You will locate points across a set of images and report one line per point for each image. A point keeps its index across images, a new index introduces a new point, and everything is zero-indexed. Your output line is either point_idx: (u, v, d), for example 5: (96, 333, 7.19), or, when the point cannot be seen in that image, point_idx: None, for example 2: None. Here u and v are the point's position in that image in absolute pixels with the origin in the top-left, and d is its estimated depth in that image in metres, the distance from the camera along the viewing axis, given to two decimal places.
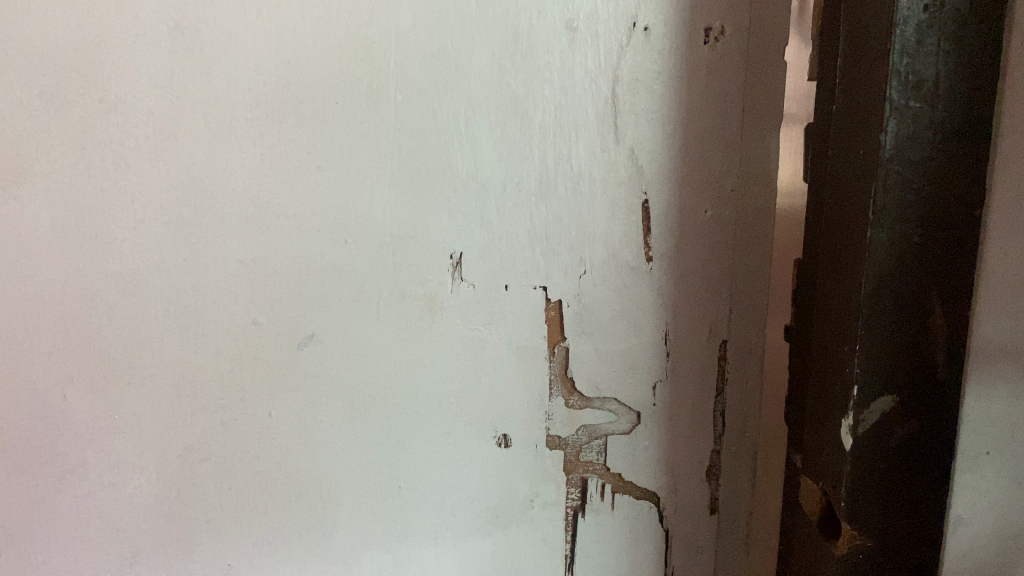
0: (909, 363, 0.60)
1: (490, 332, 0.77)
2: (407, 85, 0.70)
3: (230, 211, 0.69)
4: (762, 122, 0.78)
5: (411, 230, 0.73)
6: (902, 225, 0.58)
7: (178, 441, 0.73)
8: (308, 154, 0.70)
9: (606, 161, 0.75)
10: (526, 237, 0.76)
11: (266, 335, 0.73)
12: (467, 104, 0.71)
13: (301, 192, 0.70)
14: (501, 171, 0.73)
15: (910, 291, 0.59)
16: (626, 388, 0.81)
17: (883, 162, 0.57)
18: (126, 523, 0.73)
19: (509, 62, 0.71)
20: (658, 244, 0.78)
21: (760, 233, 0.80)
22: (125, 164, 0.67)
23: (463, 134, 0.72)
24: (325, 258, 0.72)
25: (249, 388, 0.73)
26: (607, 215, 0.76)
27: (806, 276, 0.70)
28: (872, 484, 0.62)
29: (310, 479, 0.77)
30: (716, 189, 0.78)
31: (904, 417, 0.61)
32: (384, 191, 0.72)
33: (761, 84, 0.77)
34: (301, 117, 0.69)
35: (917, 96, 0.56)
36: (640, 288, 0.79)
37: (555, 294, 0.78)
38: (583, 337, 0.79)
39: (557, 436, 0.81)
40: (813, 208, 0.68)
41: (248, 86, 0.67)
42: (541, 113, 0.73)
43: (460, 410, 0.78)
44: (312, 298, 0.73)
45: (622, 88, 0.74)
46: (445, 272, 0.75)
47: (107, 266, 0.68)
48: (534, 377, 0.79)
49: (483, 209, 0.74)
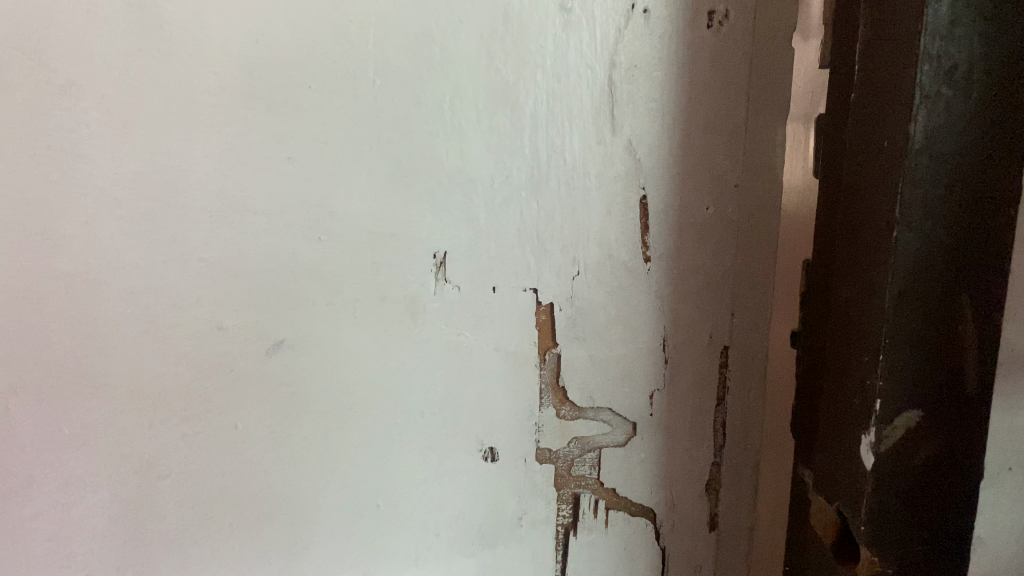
0: (936, 374, 0.55)
1: (477, 338, 0.71)
2: (387, 69, 0.64)
3: (194, 206, 0.63)
4: (768, 112, 0.73)
5: (392, 227, 0.67)
6: (931, 224, 0.53)
7: (135, 457, 0.67)
8: (280, 144, 0.64)
9: (602, 154, 0.70)
10: (515, 235, 0.70)
11: (233, 341, 0.67)
12: (453, 90, 0.66)
13: (272, 185, 0.64)
14: (489, 164, 0.68)
15: (939, 296, 0.54)
16: (621, 398, 0.75)
17: (912, 154, 0.52)
18: (78, 546, 0.67)
19: (499, 45, 0.66)
20: (657, 243, 0.73)
21: (765, 232, 0.75)
22: (76, 153, 0.60)
23: (447, 124, 0.66)
24: (298, 257, 0.66)
25: (214, 398, 0.67)
26: (603, 212, 0.71)
27: (818, 281, 0.65)
28: (895, 506, 0.57)
29: (281, 496, 0.71)
30: (719, 185, 0.73)
31: (930, 434, 0.56)
32: (362, 185, 0.66)
33: (767, 72, 0.72)
34: (273, 104, 0.63)
35: (949, 83, 0.51)
36: (637, 290, 0.73)
37: (546, 296, 0.72)
38: (576, 343, 0.74)
39: (547, 449, 0.75)
40: (827, 209, 0.63)
41: (212, 68, 0.61)
42: (533, 101, 0.67)
43: (444, 422, 0.72)
44: (285, 301, 0.67)
45: (620, 76, 0.69)
46: (428, 272, 0.69)
47: (56, 265, 0.62)
48: (523, 385, 0.73)
49: (469, 205, 0.68)
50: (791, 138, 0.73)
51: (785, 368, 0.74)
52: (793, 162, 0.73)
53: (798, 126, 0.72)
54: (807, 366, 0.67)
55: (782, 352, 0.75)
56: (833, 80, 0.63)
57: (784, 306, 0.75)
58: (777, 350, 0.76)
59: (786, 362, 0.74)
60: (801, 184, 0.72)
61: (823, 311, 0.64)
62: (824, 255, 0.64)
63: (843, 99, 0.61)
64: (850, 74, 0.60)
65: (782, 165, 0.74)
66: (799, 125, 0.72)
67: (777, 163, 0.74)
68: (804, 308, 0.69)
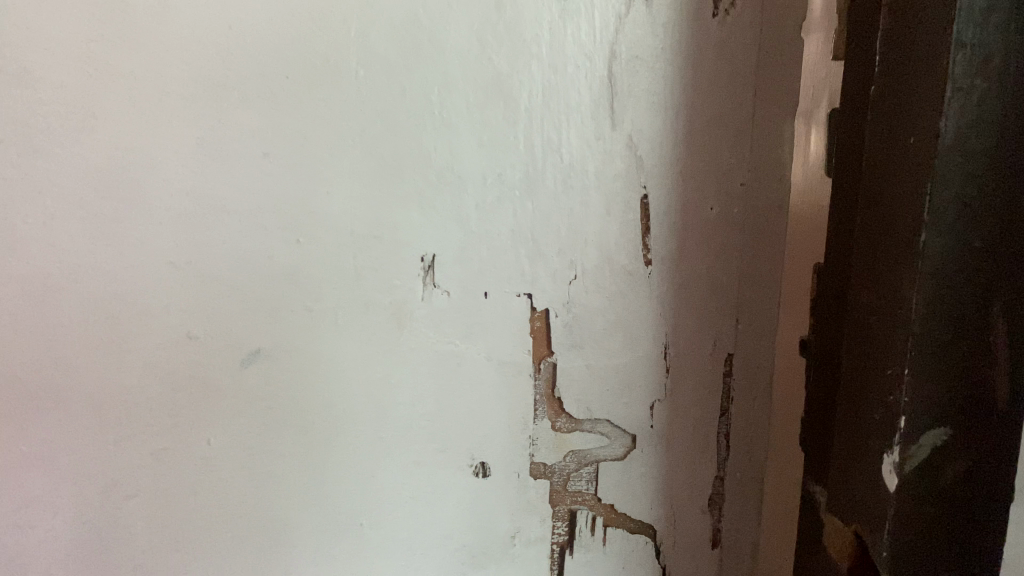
0: (965, 388, 0.51)
1: (467, 347, 0.67)
2: (372, 59, 0.59)
3: (162, 206, 0.58)
4: (775, 107, 0.68)
5: (377, 228, 0.63)
6: (961, 227, 0.49)
7: (100, 476, 0.62)
8: (256, 139, 0.59)
9: (601, 150, 0.65)
10: (509, 237, 0.66)
11: (205, 351, 0.62)
12: (444, 82, 0.61)
13: (247, 183, 0.60)
14: (481, 161, 0.63)
15: (969, 304, 0.50)
16: (620, 409, 0.71)
17: (942, 152, 0.48)
18: (38, 572, 0.62)
19: (492, 33, 0.61)
20: (658, 245, 0.68)
21: (772, 234, 0.71)
22: (34, 148, 0.55)
23: (437, 118, 0.62)
24: (276, 261, 0.61)
25: (185, 412, 0.63)
26: (602, 213, 0.67)
27: (834, 288, 0.61)
28: (920, 530, 0.53)
29: (258, 517, 0.66)
30: (724, 184, 0.69)
31: (958, 452, 0.52)
32: (345, 183, 0.61)
33: (774, 64, 0.68)
34: (248, 95, 0.58)
35: (981, 74, 0.47)
36: (637, 295, 0.69)
37: (541, 302, 0.68)
38: (572, 352, 0.69)
39: (542, 464, 0.71)
40: (844, 212, 0.59)
41: (182, 55, 0.56)
42: (528, 94, 0.63)
43: (433, 436, 0.68)
44: (260, 308, 0.62)
45: (621, 67, 0.64)
46: (415, 277, 0.65)
47: (12, 270, 0.57)
48: (517, 396, 0.69)
49: (460, 204, 0.64)
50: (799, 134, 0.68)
51: (793, 378, 0.70)
52: (801, 159, 0.68)
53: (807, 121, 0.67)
54: (822, 377, 0.63)
55: (789, 361, 0.71)
56: (849, 73, 0.59)
57: (791, 312, 0.70)
58: (784, 359, 0.72)
59: (794, 371, 0.70)
60: (809, 183, 0.67)
61: (839, 320, 0.61)
62: (841, 261, 0.60)
63: (861, 95, 0.57)
64: (869, 66, 0.56)
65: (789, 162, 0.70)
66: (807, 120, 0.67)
67: (783, 160, 0.70)
68: (817, 316, 0.65)
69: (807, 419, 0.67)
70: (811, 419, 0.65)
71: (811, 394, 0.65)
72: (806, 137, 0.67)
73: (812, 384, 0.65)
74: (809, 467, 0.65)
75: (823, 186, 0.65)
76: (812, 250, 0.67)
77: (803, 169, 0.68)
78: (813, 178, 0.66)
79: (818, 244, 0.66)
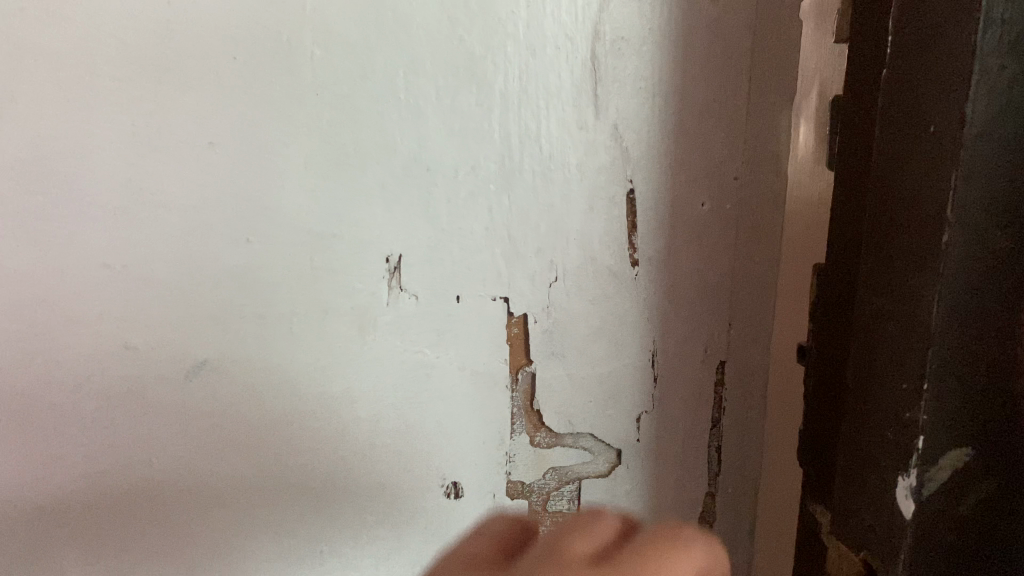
0: (986, 403, 0.47)
1: (438, 356, 0.61)
2: (330, 38, 0.53)
3: (93, 201, 0.52)
4: (771, 94, 0.63)
5: (336, 226, 0.57)
6: (984, 225, 0.44)
7: (25, 503, 0.55)
8: (200, 125, 0.52)
9: (584, 141, 0.60)
10: (482, 236, 0.60)
11: (143, 363, 0.55)
12: (410, 63, 0.55)
13: (189, 175, 0.53)
14: (452, 152, 0.57)
15: (992, 309, 0.45)
16: (605, 422, 0.65)
17: (967, 142, 0.43)
18: None
19: (463, 10, 0.55)
20: (645, 244, 0.63)
21: (767, 232, 0.66)
22: None
23: (402, 104, 0.55)
24: (222, 263, 0.55)
25: (123, 431, 0.56)
26: (584, 209, 0.61)
27: (837, 294, 0.56)
28: (938, 559, 0.48)
29: (206, 545, 0.60)
30: (717, 177, 0.63)
31: (979, 473, 0.48)
32: (301, 176, 0.55)
33: (771, 48, 0.62)
34: (192, 77, 0.51)
35: (1009, 53, 0.42)
36: (622, 298, 0.63)
37: (518, 306, 0.62)
38: (553, 360, 0.63)
39: (520, 482, 0.66)
40: (847, 212, 0.54)
41: (113, 31, 0.49)
42: (503, 78, 0.57)
43: (400, 454, 0.62)
44: (206, 315, 0.56)
45: (605, 49, 0.58)
46: (379, 279, 0.58)
47: None
48: (493, 410, 0.63)
49: (429, 200, 0.58)
50: (798, 125, 0.63)
51: (790, 387, 0.65)
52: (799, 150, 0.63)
53: (807, 110, 0.62)
54: (822, 390, 0.58)
55: (785, 369, 0.65)
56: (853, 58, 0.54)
57: (787, 316, 0.65)
58: (781, 366, 0.66)
59: (791, 380, 0.65)
60: (809, 177, 0.62)
61: (842, 330, 0.55)
62: (846, 266, 0.55)
63: (867, 84, 0.52)
64: (876, 50, 0.50)
65: (787, 154, 0.64)
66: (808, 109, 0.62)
67: (780, 152, 0.64)
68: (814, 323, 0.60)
69: (805, 434, 0.61)
70: (810, 433, 0.60)
71: (811, 406, 0.60)
72: (804, 127, 0.62)
73: (811, 396, 0.60)
74: (808, 484, 0.61)
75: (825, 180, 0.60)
76: (812, 249, 0.62)
77: (802, 161, 0.63)
78: (813, 171, 0.61)
79: (818, 243, 0.61)
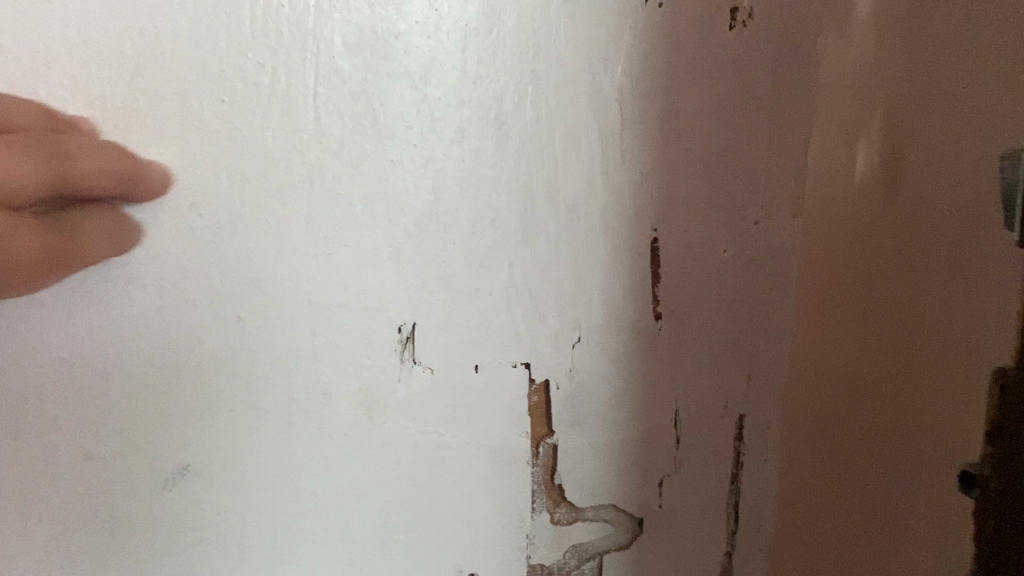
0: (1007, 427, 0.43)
1: (455, 436, 0.53)
2: (334, 79, 0.46)
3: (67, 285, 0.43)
4: (825, 128, 0.57)
5: (341, 294, 0.49)
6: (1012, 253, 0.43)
7: None
8: (179, 150, 0.44)
9: (609, 186, 0.54)
10: (504, 296, 0.53)
11: (112, 473, 0.46)
12: (423, 103, 0.48)
13: (189, 234, 0.45)
14: (470, 205, 0.51)
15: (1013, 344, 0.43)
16: (628, 492, 0.59)
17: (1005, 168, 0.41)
18: None
19: (478, 42, 0.49)
20: (669, 296, 0.57)
21: (816, 273, 0.59)
22: None
23: (419, 152, 0.49)
24: (206, 345, 0.47)
25: (92, 559, 0.47)
26: (607, 262, 0.55)
27: (940, 354, 0.48)
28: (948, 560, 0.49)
29: None
30: (737, 223, 0.57)
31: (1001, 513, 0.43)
32: (304, 234, 0.47)
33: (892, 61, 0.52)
34: (181, 99, 0.44)
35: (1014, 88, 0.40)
36: (646, 356, 0.57)
37: (540, 374, 0.55)
38: (575, 430, 0.57)
39: (539, 565, 0.59)
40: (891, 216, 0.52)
41: (89, 17, 0.42)
42: (524, 121, 0.51)
43: (412, 551, 0.54)
44: (174, 409, 0.47)
45: (631, 86, 0.52)
46: (392, 353, 0.51)
47: None
48: (512, 490, 0.56)
49: (447, 259, 0.51)
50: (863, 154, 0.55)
51: (846, 446, 0.57)
52: (869, 181, 0.54)
53: (879, 136, 0.53)
54: (926, 456, 0.50)
55: (835, 428, 0.58)
56: (976, 88, 0.45)
57: (810, 365, 0.60)
58: (813, 418, 0.60)
59: (842, 439, 0.58)
60: (869, 218, 0.54)
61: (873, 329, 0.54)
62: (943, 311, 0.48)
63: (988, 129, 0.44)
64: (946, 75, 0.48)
65: (850, 187, 0.56)
66: (883, 138, 0.53)
67: (841, 182, 0.56)
68: (893, 374, 0.52)
69: (896, 503, 0.53)
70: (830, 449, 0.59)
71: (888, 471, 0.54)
72: (881, 155, 0.53)
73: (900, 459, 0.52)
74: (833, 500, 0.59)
75: (876, 225, 0.54)
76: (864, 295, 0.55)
77: (858, 199, 0.55)
78: (818, 210, 0.58)
79: (833, 289, 0.58)
